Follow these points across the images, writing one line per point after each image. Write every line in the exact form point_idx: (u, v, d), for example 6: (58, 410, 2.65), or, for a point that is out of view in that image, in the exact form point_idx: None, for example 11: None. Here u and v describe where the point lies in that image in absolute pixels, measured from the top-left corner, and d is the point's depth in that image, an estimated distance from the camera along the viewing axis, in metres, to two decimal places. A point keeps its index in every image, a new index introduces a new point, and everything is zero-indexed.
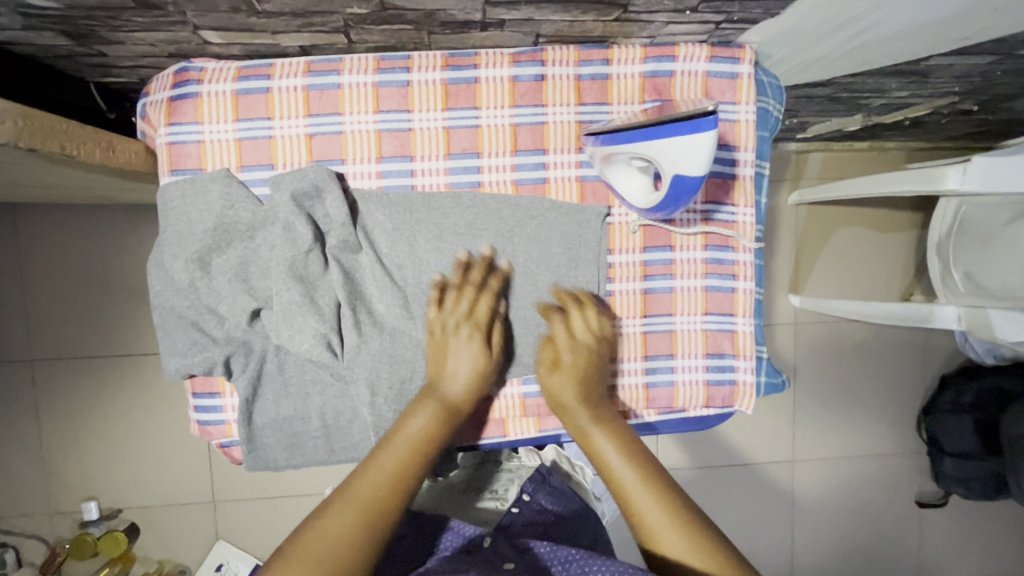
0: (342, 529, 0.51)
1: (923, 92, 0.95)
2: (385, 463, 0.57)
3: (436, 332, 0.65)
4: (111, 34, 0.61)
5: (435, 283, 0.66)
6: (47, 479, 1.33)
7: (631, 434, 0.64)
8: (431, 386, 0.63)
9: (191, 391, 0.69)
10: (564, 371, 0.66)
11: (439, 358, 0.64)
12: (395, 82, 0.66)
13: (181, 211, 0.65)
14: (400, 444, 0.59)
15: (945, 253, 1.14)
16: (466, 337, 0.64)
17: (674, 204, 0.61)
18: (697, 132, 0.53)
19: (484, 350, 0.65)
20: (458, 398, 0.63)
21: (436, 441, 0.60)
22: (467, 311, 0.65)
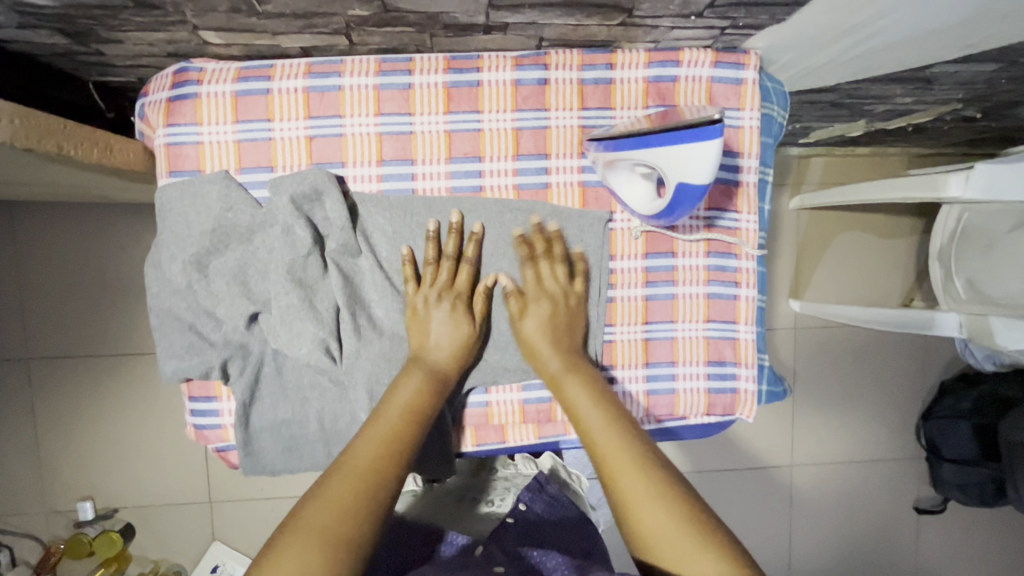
0: (337, 499, 0.50)
1: (927, 99, 0.94)
2: (378, 431, 0.56)
3: (414, 305, 0.64)
4: (109, 33, 0.60)
5: (406, 258, 0.65)
6: (42, 479, 1.33)
7: (614, 394, 0.62)
8: (415, 357, 0.63)
9: (187, 395, 0.69)
10: (536, 323, 0.65)
11: (418, 328, 0.64)
12: (396, 84, 0.65)
13: (179, 212, 0.64)
14: (392, 412, 0.57)
15: (947, 259, 1.13)
16: (445, 309, 0.64)
17: (676, 211, 0.60)
18: (699, 140, 0.53)
19: (464, 320, 0.64)
20: (445, 367, 0.63)
21: (426, 409, 0.59)
22: (445, 283, 0.65)
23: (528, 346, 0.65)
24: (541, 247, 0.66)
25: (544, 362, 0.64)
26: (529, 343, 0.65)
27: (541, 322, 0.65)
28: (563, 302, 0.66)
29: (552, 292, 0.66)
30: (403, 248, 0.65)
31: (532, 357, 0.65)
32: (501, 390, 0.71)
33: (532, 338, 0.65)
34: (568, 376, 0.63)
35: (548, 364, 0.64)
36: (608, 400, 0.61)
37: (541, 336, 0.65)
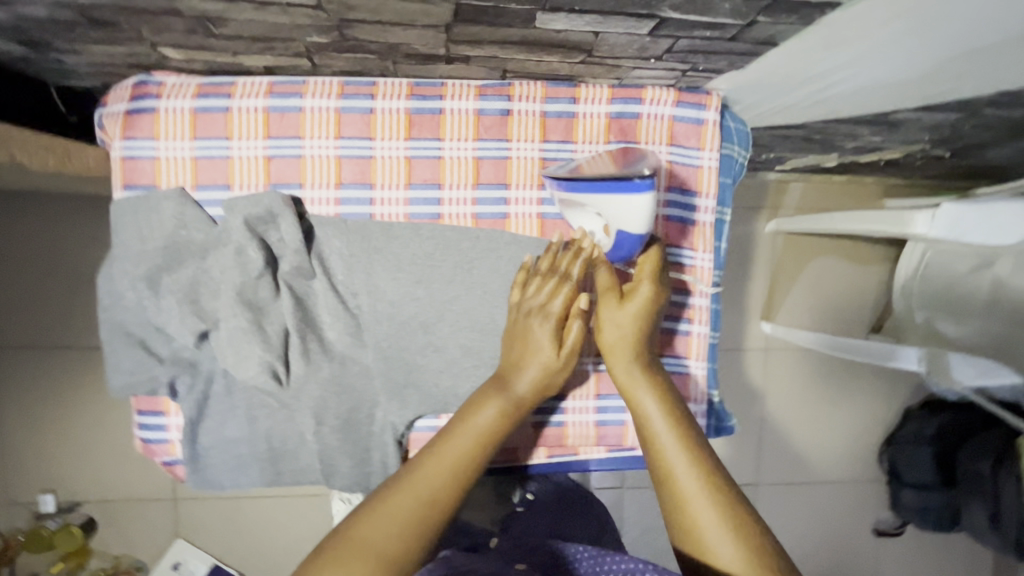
0: (394, 514, 0.49)
1: (895, 139, 0.95)
2: (455, 452, 0.55)
3: (524, 315, 0.63)
4: (65, 44, 0.59)
5: (523, 266, 0.66)
6: (5, 469, 1.32)
7: (682, 399, 0.60)
8: (508, 375, 0.61)
9: (135, 409, 0.68)
10: (626, 307, 0.62)
11: (521, 346, 0.62)
12: (358, 109, 0.65)
13: (133, 227, 0.64)
14: (472, 434, 0.56)
15: (910, 293, 1.14)
16: (538, 329, 0.62)
17: (619, 254, 0.64)
18: (635, 193, 0.56)
19: (549, 347, 0.61)
20: (525, 397, 0.60)
21: (497, 439, 0.58)
22: (543, 301, 0.62)
23: (606, 328, 0.62)
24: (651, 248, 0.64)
25: (617, 352, 0.61)
26: (609, 328, 0.62)
27: (634, 308, 0.62)
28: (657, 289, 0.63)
29: (640, 275, 0.63)
30: (524, 257, 0.67)
31: (607, 345, 0.62)
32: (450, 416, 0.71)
33: (614, 321, 0.62)
34: (641, 373, 0.61)
35: (620, 357, 0.61)
36: (674, 400, 0.59)
37: (626, 322, 0.61)
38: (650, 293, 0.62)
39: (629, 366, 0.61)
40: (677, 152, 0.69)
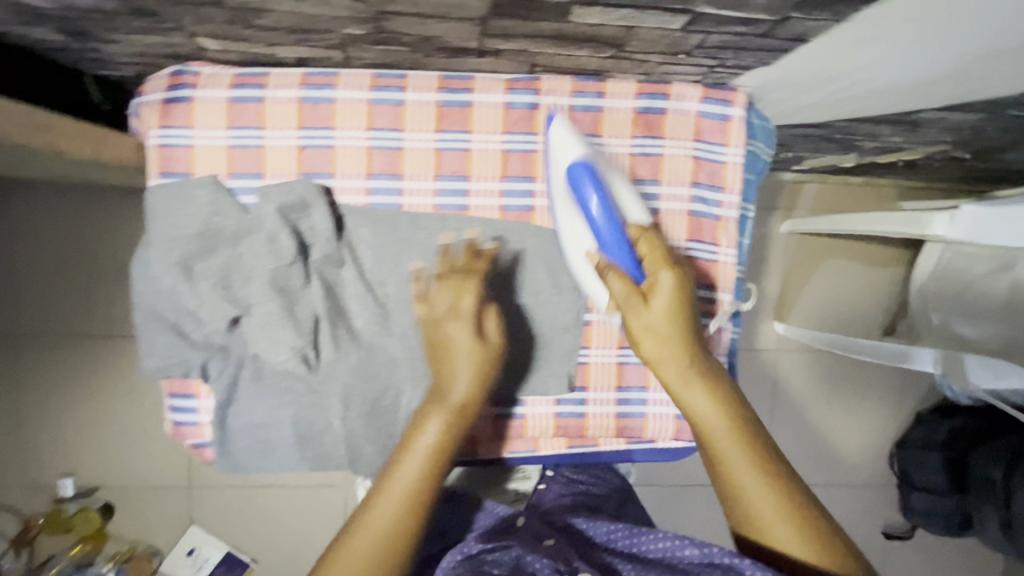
0: (387, 519, 0.55)
1: (915, 140, 0.95)
2: (405, 477, 0.57)
3: (429, 324, 0.62)
4: (106, 34, 0.61)
5: (415, 272, 0.65)
6: (26, 454, 1.35)
7: (735, 391, 0.60)
8: (437, 390, 0.61)
9: (166, 391, 0.70)
10: (666, 306, 0.58)
11: (441, 354, 0.61)
12: (389, 100, 0.66)
13: (168, 214, 0.65)
14: (421, 452, 0.58)
15: (926, 296, 1.13)
16: (453, 332, 0.61)
17: (590, 202, 0.62)
18: (552, 131, 0.66)
19: (467, 349, 0.61)
20: (464, 400, 0.60)
21: (450, 447, 0.59)
22: (450, 305, 0.62)
23: (644, 330, 0.59)
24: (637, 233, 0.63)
25: (664, 357, 0.59)
26: (648, 328, 0.58)
27: (665, 302, 0.58)
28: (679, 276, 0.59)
29: (650, 265, 0.60)
30: (413, 265, 0.66)
31: (649, 348, 0.59)
32: None
33: (654, 321, 0.58)
34: (696, 378, 0.59)
35: (666, 362, 0.59)
36: (728, 395, 0.59)
37: (665, 320, 0.58)
38: (672, 280, 0.59)
39: (681, 370, 0.59)
40: (702, 148, 0.70)
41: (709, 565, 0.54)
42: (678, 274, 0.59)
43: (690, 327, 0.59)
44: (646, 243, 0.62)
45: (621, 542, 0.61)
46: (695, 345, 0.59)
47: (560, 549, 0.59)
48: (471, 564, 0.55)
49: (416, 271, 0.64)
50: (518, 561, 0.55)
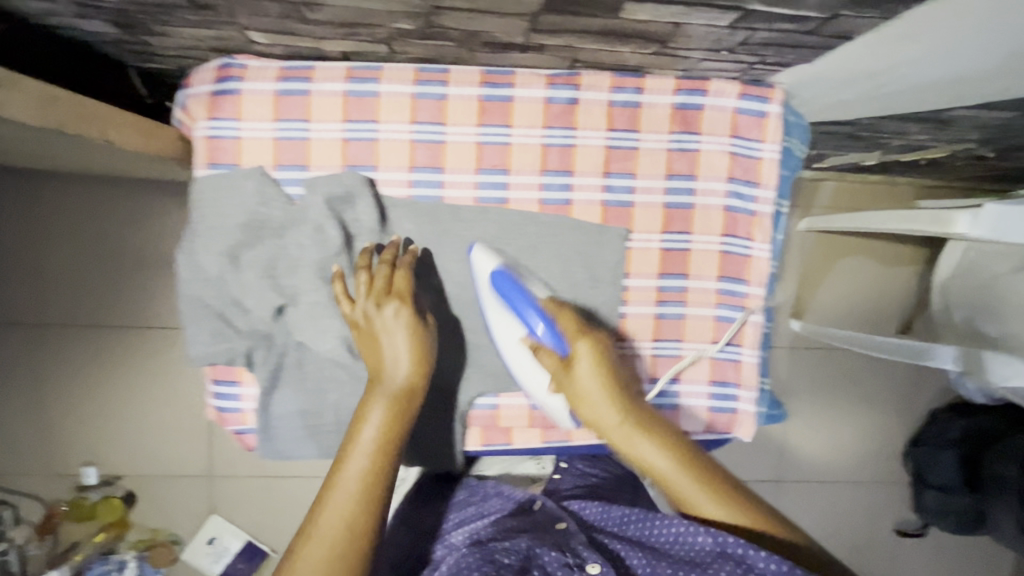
0: (344, 513, 0.54)
1: (942, 138, 0.96)
2: (356, 471, 0.56)
3: (354, 322, 0.64)
4: (158, 27, 0.62)
5: (335, 274, 0.65)
6: (51, 442, 1.37)
7: (666, 423, 0.62)
8: (373, 377, 0.62)
9: (211, 378, 0.71)
10: (582, 369, 0.62)
11: (372, 349, 0.63)
12: (432, 94, 0.67)
13: (215, 204, 0.66)
14: (366, 446, 0.58)
15: (947, 294, 1.16)
16: (390, 317, 0.62)
17: (522, 302, 0.65)
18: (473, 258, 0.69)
19: (406, 331, 0.62)
20: (406, 380, 0.62)
21: (397, 432, 0.60)
22: (380, 290, 0.63)
23: (579, 395, 0.62)
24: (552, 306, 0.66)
25: (603, 419, 0.61)
26: (582, 394, 0.62)
27: (590, 368, 0.62)
28: (595, 341, 0.63)
29: (570, 336, 0.63)
30: (335, 267, 0.65)
31: (589, 411, 0.62)
32: (508, 394, 0.74)
33: (585, 387, 0.62)
34: (629, 428, 0.60)
35: (604, 422, 0.61)
36: (662, 430, 0.60)
37: (594, 383, 0.61)
38: (589, 346, 0.62)
39: (614, 424, 0.60)
40: (739, 144, 0.71)
41: (721, 555, 0.53)
42: (593, 341, 0.63)
43: (618, 386, 0.62)
44: (562, 319, 0.65)
45: (634, 527, 0.63)
46: (628, 402, 0.61)
47: (570, 538, 0.62)
48: (482, 552, 0.59)
49: (337, 270, 0.64)
50: (528, 552, 0.58)
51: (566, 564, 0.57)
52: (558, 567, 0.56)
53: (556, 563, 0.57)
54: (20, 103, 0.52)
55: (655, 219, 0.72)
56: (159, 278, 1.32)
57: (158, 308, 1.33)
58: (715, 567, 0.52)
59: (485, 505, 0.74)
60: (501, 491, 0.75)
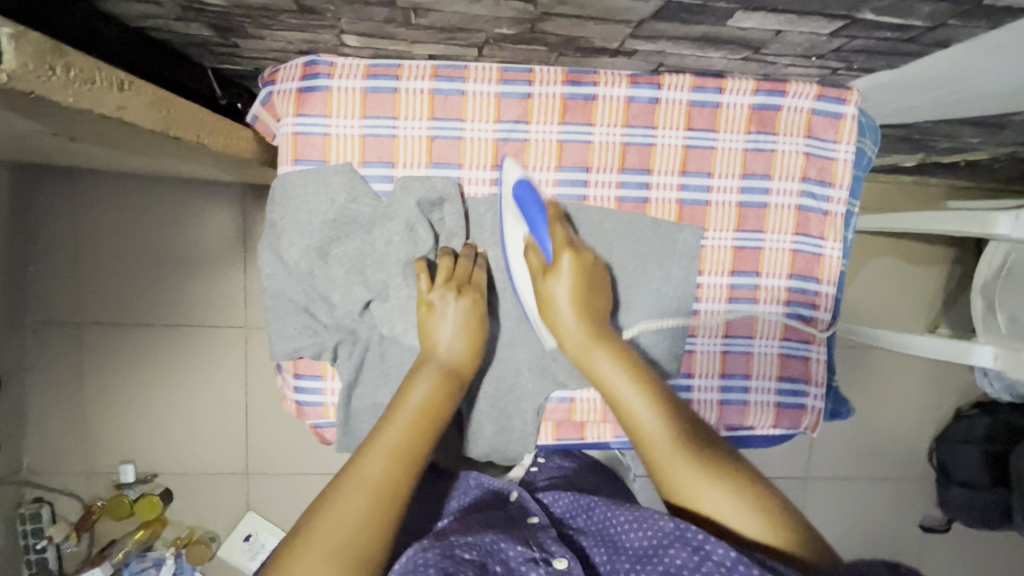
0: (378, 471, 0.53)
1: (992, 140, 0.97)
2: (389, 442, 0.55)
3: (425, 303, 0.65)
4: (256, 30, 0.63)
5: (419, 262, 0.67)
6: (86, 440, 1.34)
7: (636, 353, 0.64)
8: (428, 358, 0.64)
9: (293, 372, 0.73)
10: (560, 279, 0.64)
11: (425, 329, 0.65)
12: (517, 93, 0.69)
13: (302, 198, 0.67)
14: (405, 419, 0.57)
15: (990, 294, 1.15)
16: (462, 302, 0.65)
17: (530, 200, 0.66)
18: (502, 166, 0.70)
19: (472, 318, 0.65)
20: (460, 361, 0.64)
21: (442, 406, 0.60)
22: (453, 277, 0.66)
23: (549, 303, 0.64)
24: (553, 211, 0.67)
25: (565, 327, 0.64)
26: (550, 301, 0.64)
27: (567, 279, 0.64)
28: (580, 254, 0.65)
29: (556, 244, 0.65)
30: (417, 260, 0.67)
31: (556, 318, 0.64)
32: (585, 389, 0.75)
33: (556, 296, 0.64)
34: (597, 345, 0.63)
35: (568, 330, 0.64)
36: (629, 357, 0.62)
37: (566, 294, 0.64)
38: (572, 258, 0.64)
39: (582, 336, 0.63)
40: (814, 144, 0.72)
41: (679, 540, 0.49)
42: (577, 253, 0.65)
43: (589, 302, 0.65)
44: (558, 225, 0.66)
45: (600, 514, 0.60)
46: (595, 317, 0.64)
47: (540, 533, 0.58)
48: (442, 547, 0.51)
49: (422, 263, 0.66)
50: (490, 546, 0.53)
51: (532, 559, 0.52)
52: (523, 562, 0.52)
53: (520, 558, 0.52)
54: (135, 105, 0.52)
55: (730, 218, 0.73)
56: (198, 275, 1.29)
57: (197, 304, 1.31)
58: (672, 551, 0.49)
59: (462, 499, 0.68)
60: (480, 481, 0.70)
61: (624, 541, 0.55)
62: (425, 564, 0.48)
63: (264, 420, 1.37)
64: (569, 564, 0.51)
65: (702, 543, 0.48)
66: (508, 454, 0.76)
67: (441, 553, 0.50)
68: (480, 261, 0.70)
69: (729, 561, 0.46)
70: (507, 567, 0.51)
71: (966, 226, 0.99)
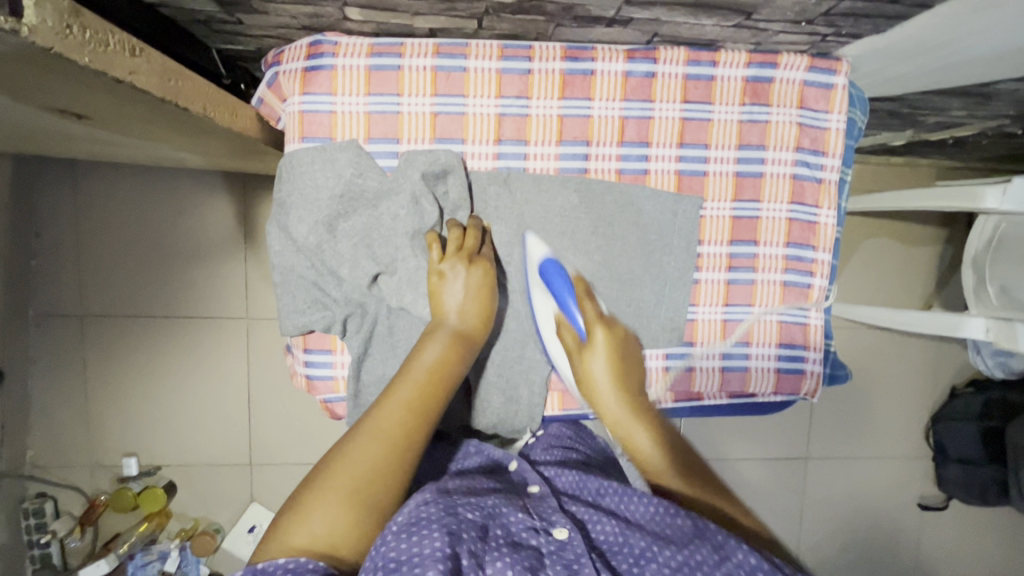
0: (391, 420, 0.57)
1: (979, 113, 1.00)
2: (401, 398, 0.58)
3: (436, 273, 0.67)
4: (260, 5, 0.64)
5: (429, 235, 0.68)
6: (90, 434, 1.34)
7: (666, 423, 0.67)
8: (438, 324, 0.66)
9: (303, 347, 0.73)
10: (595, 351, 0.68)
11: (433, 299, 0.67)
12: (517, 69, 0.70)
13: (309, 175, 0.68)
14: (416, 377, 0.61)
15: (981, 267, 1.17)
16: (469, 273, 0.67)
17: (560, 280, 0.69)
18: (528, 237, 0.72)
19: (478, 286, 0.67)
20: (469, 326, 0.66)
21: (451, 366, 0.63)
22: (460, 248, 0.68)
23: (588, 380, 0.68)
24: (582, 289, 0.70)
25: (601, 398, 0.68)
26: (587, 377, 0.68)
27: (602, 354, 0.68)
28: (611, 329, 0.70)
29: (590, 321, 0.69)
30: (427, 233, 0.68)
31: (593, 393, 0.68)
32: None
33: (595, 372, 0.68)
34: (627, 413, 0.66)
35: (606, 403, 0.68)
36: (660, 426, 0.66)
37: (602, 370, 0.68)
38: (605, 333, 0.69)
39: (614, 403, 0.67)
40: (807, 115, 0.74)
41: (698, 535, 0.50)
42: (609, 328, 0.70)
43: (624, 376, 0.69)
44: (588, 301, 0.70)
45: (609, 499, 0.59)
46: (627, 385, 0.69)
47: (541, 502, 0.58)
48: (445, 504, 0.52)
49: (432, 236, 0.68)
50: (491, 510, 0.54)
51: (533, 527, 0.53)
52: (523, 529, 0.53)
53: (521, 526, 0.53)
54: (147, 71, 0.53)
55: (727, 187, 0.75)
56: (199, 266, 1.30)
57: (200, 295, 1.31)
58: (691, 545, 0.49)
59: (460, 463, 0.69)
60: (480, 448, 0.70)
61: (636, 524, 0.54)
62: (427, 520, 0.49)
63: (267, 409, 1.37)
64: (569, 535, 0.51)
65: (724, 541, 0.48)
66: (515, 426, 0.77)
67: (444, 510, 0.51)
68: (488, 237, 0.72)
69: (749, 566, 0.47)
70: (507, 532, 0.52)
71: (955, 200, 1.00)
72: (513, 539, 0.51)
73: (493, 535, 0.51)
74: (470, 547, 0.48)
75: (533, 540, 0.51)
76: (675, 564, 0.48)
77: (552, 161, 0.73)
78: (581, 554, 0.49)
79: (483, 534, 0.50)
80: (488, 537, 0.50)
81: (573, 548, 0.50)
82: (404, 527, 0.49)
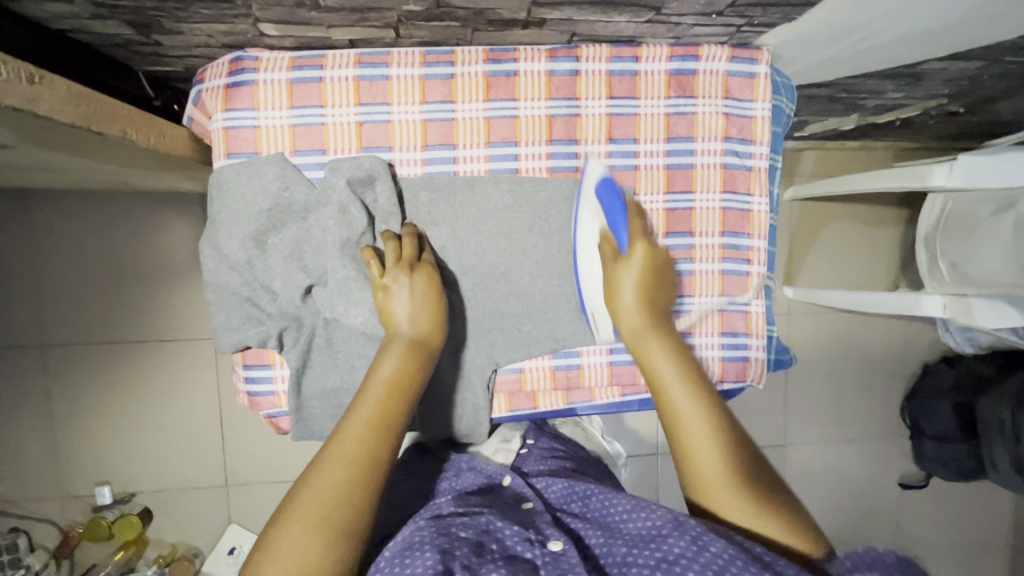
0: (354, 440, 0.56)
1: (916, 93, 1.01)
2: (363, 416, 0.58)
3: (380, 288, 0.66)
4: (173, 25, 0.64)
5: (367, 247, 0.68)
6: (59, 465, 1.32)
7: (691, 354, 0.65)
8: (392, 336, 0.64)
9: (243, 363, 0.74)
10: (627, 263, 0.67)
11: (385, 319, 0.66)
12: (440, 75, 0.71)
13: (236, 191, 0.68)
14: (376, 394, 0.60)
15: (933, 245, 1.17)
16: (409, 284, 0.66)
17: (609, 198, 0.68)
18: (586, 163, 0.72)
19: (424, 292, 0.66)
20: (424, 333, 0.65)
21: (412, 378, 0.62)
22: (397, 256, 0.67)
23: (612, 290, 0.67)
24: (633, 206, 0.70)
25: (625, 313, 0.66)
26: (615, 287, 0.67)
27: (636, 269, 0.66)
28: (651, 248, 0.68)
29: (633, 235, 0.68)
30: (365, 244, 0.68)
31: (615, 302, 0.67)
32: (532, 358, 0.77)
33: (622, 284, 0.66)
34: (652, 335, 0.65)
35: (626, 314, 0.66)
36: (685, 356, 0.64)
37: (633, 283, 0.66)
38: (644, 251, 0.67)
39: (639, 322, 0.66)
40: (732, 105, 0.75)
41: (677, 530, 0.50)
42: (650, 247, 0.68)
43: (652, 296, 0.67)
44: (636, 219, 0.69)
45: (596, 501, 0.61)
46: (653, 305, 0.67)
47: (535, 518, 0.59)
48: (438, 526, 0.54)
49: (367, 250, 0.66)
50: (485, 526, 0.55)
51: (528, 539, 0.54)
52: (518, 542, 0.53)
53: (516, 538, 0.54)
54: (50, 99, 0.53)
55: (659, 180, 0.76)
56: (161, 289, 1.29)
57: (165, 318, 1.30)
58: (671, 540, 0.49)
59: (455, 481, 0.71)
60: (473, 465, 0.72)
61: (621, 529, 0.55)
62: (420, 542, 0.51)
63: (240, 429, 1.36)
64: (564, 546, 0.52)
65: (701, 534, 0.48)
66: (464, 430, 0.77)
67: (436, 531, 0.53)
68: (425, 243, 0.72)
69: (726, 555, 0.46)
70: (503, 546, 0.53)
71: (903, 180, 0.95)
72: (509, 552, 0.52)
73: (489, 549, 0.52)
74: (464, 562, 0.49)
75: (528, 553, 0.52)
76: (656, 561, 0.48)
77: (481, 165, 0.74)
78: (575, 563, 0.50)
79: (478, 549, 0.52)
80: (484, 552, 0.52)
81: (567, 560, 0.51)
82: (399, 552, 0.51)
